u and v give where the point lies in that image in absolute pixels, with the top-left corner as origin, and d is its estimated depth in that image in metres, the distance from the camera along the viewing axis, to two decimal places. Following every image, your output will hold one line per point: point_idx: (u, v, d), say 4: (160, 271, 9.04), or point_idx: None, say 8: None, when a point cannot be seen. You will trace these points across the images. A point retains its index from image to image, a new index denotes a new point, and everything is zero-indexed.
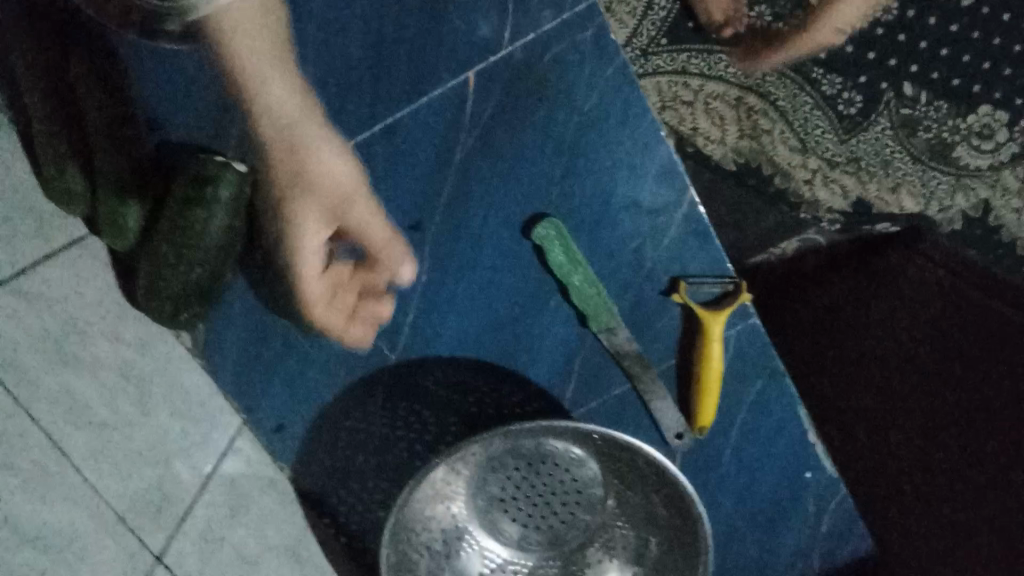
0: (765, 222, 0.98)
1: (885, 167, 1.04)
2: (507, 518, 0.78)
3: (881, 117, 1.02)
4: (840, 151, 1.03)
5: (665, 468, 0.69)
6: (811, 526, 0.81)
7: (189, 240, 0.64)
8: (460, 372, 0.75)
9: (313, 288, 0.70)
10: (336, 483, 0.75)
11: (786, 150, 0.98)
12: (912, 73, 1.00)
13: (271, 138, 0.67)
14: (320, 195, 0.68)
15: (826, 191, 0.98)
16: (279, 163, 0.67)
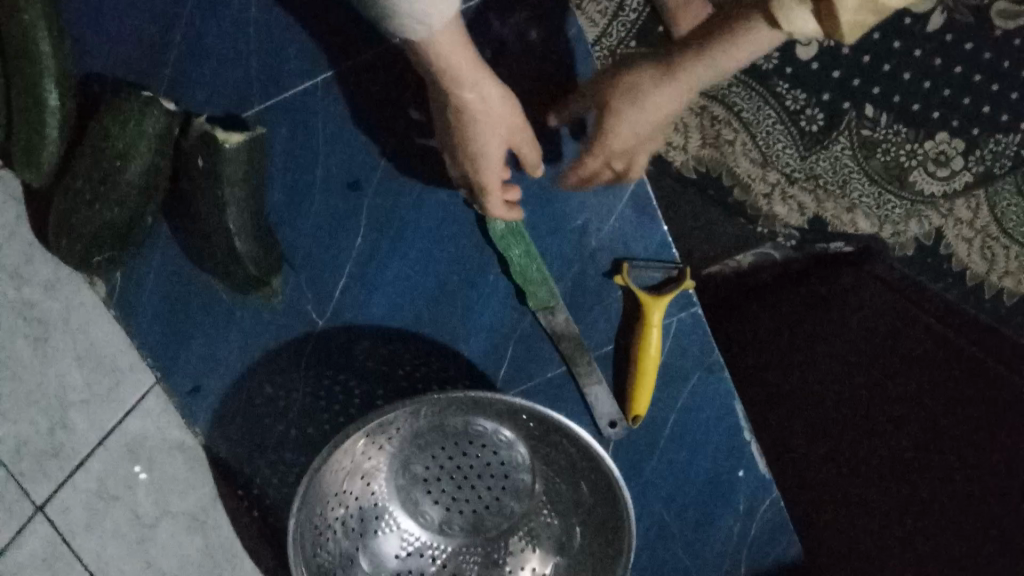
0: (722, 234, 0.97)
1: (843, 186, 0.97)
2: (429, 499, 0.75)
3: (840, 136, 0.95)
4: (798, 166, 0.97)
5: (593, 450, 0.66)
6: (741, 527, 0.79)
7: (107, 178, 0.60)
8: (389, 344, 0.72)
9: (494, 197, 0.65)
10: (252, 451, 0.72)
11: (747, 162, 0.97)
12: (874, 94, 0.94)
13: (468, 99, 0.58)
14: (491, 117, 0.60)
15: (785, 207, 0.98)
16: (467, 108, 0.59)
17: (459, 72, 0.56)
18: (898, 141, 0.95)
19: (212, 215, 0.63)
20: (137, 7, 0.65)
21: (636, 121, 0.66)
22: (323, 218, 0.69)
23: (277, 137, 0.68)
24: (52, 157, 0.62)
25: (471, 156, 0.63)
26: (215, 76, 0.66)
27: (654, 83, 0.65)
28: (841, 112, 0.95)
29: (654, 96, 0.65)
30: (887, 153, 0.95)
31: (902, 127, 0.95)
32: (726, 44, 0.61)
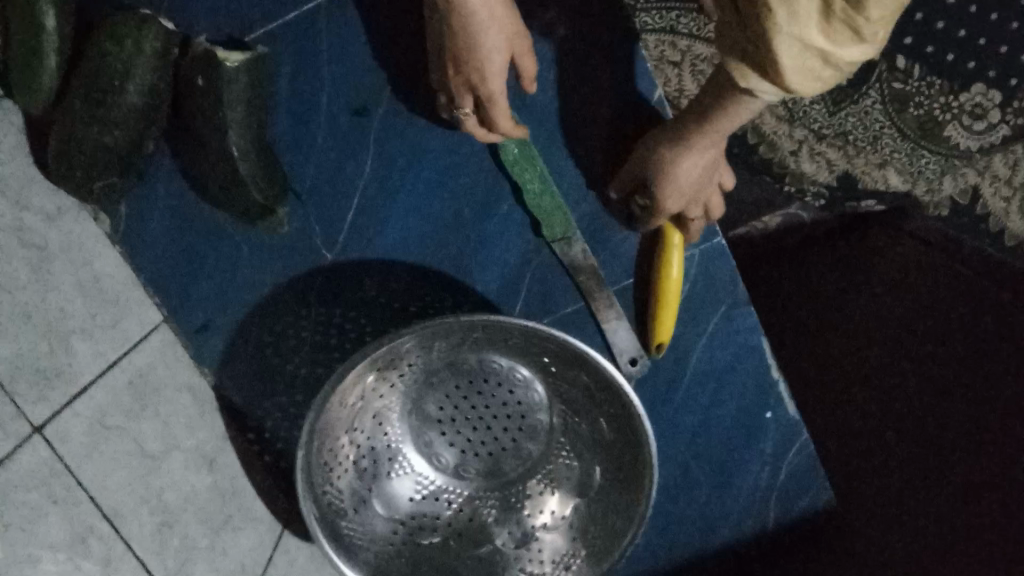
0: (743, 195, 0.96)
1: (873, 142, 0.95)
2: (444, 441, 0.73)
3: (871, 89, 0.94)
4: (826, 123, 0.95)
5: (614, 380, 0.64)
6: (769, 473, 0.76)
7: (106, 99, 0.59)
8: (402, 280, 0.70)
9: (500, 105, 0.62)
10: (264, 391, 0.72)
11: (774, 118, 0.94)
12: (904, 45, 0.93)
13: (475, 3, 0.58)
14: (494, 15, 0.59)
15: (813, 164, 0.96)
16: (469, 13, 0.58)
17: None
18: (931, 94, 0.94)
19: (217, 138, 0.61)
20: None
21: (688, 177, 0.65)
22: (331, 148, 0.67)
23: (280, 62, 0.66)
24: (50, 79, 0.60)
25: (472, 67, 0.61)
26: (215, 2, 0.64)
27: (685, 156, 0.64)
28: (873, 67, 0.93)
29: (686, 164, 0.65)
30: (920, 107, 0.94)
31: (937, 80, 0.94)
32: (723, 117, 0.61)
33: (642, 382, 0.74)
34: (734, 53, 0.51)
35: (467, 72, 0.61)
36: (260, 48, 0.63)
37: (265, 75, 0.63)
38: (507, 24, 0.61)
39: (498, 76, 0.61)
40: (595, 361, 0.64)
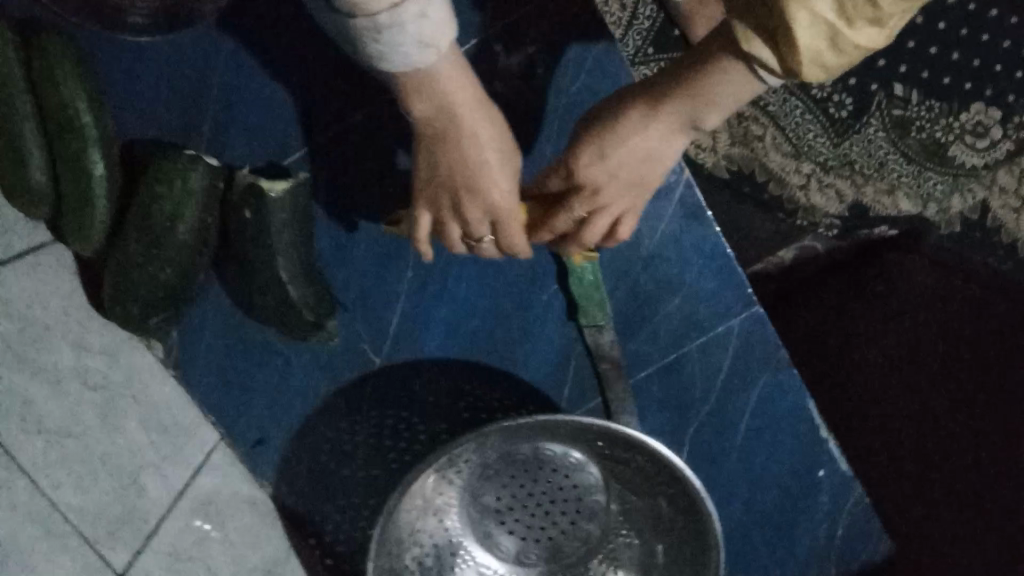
0: (760, 231, 0.94)
1: (879, 170, 0.92)
2: (503, 530, 0.73)
3: (872, 118, 0.90)
4: (832, 154, 0.92)
5: (676, 468, 0.65)
6: (827, 531, 0.76)
7: (160, 239, 0.61)
8: (452, 376, 0.71)
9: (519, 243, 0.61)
10: (321, 498, 0.71)
11: (780, 156, 0.92)
12: (902, 72, 0.89)
13: (476, 122, 0.54)
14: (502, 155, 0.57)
15: (823, 197, 0.93)
16: (468, 148, 0.55)
17: (456, 96, 0.53)
18: (936, 117, 0.90)
19: (263, 265, 0.64)
20: (170, 70, 0.65)
21: (625, 154, 0.57)
22: (373, 255, 0.69)
23: (318, 181, 0.68)
24: (101, 222, 0.61)
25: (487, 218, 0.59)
26: (253, 129, 0.66)
27: (628, 122, 0.56)
28: (872, 96, 0.89)
29: (633, 137, 0.56)
30: (921, 130, 0.91)
31: (941, 102, 0.90)
32: (696, 87, 0.53)
33: (693, 451, 0.74)
34: (744, 21, 0.45)
35: (482, 196, 0.57)
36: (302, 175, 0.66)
37: (308, 201, 0.66)
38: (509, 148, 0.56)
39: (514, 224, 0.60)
40: (655, 450, 0.65)
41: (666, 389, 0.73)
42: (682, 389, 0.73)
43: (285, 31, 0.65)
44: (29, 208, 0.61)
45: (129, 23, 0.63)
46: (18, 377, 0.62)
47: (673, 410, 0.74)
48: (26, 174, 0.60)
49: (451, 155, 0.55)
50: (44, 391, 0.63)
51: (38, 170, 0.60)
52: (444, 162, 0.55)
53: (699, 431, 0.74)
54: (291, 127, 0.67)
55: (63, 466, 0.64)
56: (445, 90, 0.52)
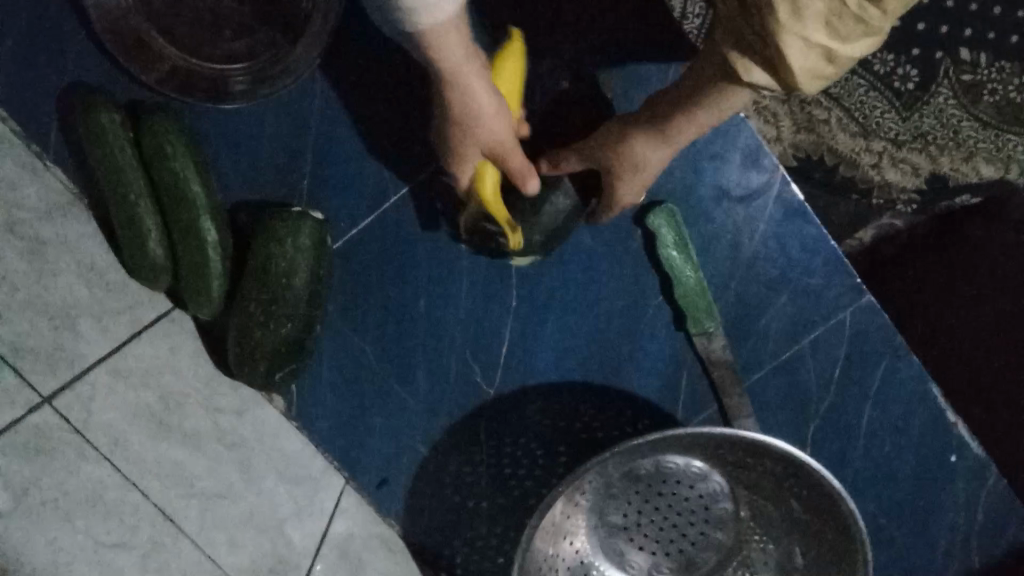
0: (837, 213, 0.91)
1: (954, 137, 0.89)
2: (633, 547, 0.72)
3: (941, 87, 0.87)
4: (903, 128, 0.89)
5: (819, 475, 0.63)
6: (965, 515, 0.73)
7: (277, 295, 0.62)
8: (566, 398, 0.71)
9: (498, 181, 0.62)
10: (448, 533, 0.71)
11: (848, 137, 0.89)
12: (966, 37, 0.86)
13: (475, 92, 0.57)
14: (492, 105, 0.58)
15: (896, 172, 0.90)
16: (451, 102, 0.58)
17: (460, 66, 0.56)
18: (1004, 79, 0.87)
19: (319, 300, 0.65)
20: (265, 130, 0.67)
21: (647, 174, 0.63)
22: (476, 288, 0.70)
23: (415, 220, 0.69)
24: (220, 287, 0.62)
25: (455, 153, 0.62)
26: (349, 180, 0.68)
27: (648, 144, 0.61)
28: (937, 64, 0.86)
29: (650, 160, 0.62)
30: (993, 93, 0.88)
31: (1011, 62, 0.87)
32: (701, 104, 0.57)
33: (818, 448, 0.73)
34: (734, 51, 0.46)
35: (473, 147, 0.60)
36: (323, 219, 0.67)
37: (328, 243, 0.66)
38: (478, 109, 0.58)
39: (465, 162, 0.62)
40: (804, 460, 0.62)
41: (785, 386, 0.72)
42: (800, 386, 0.72)
43: (373, 80, 0.68)
44: (151, 279, 0.63)
45: (230, 94, 0.66)
46: (165, 449, 0.65)
47: (793, 409, 0.72)
48: (144, 249, 0.61)
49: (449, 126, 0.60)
50: (186, 456, 0.66)
51: (155, 244, 0.61)
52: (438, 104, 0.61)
53: (821, 427, 0.72)
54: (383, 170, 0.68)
55: (216, 527, 0.67)
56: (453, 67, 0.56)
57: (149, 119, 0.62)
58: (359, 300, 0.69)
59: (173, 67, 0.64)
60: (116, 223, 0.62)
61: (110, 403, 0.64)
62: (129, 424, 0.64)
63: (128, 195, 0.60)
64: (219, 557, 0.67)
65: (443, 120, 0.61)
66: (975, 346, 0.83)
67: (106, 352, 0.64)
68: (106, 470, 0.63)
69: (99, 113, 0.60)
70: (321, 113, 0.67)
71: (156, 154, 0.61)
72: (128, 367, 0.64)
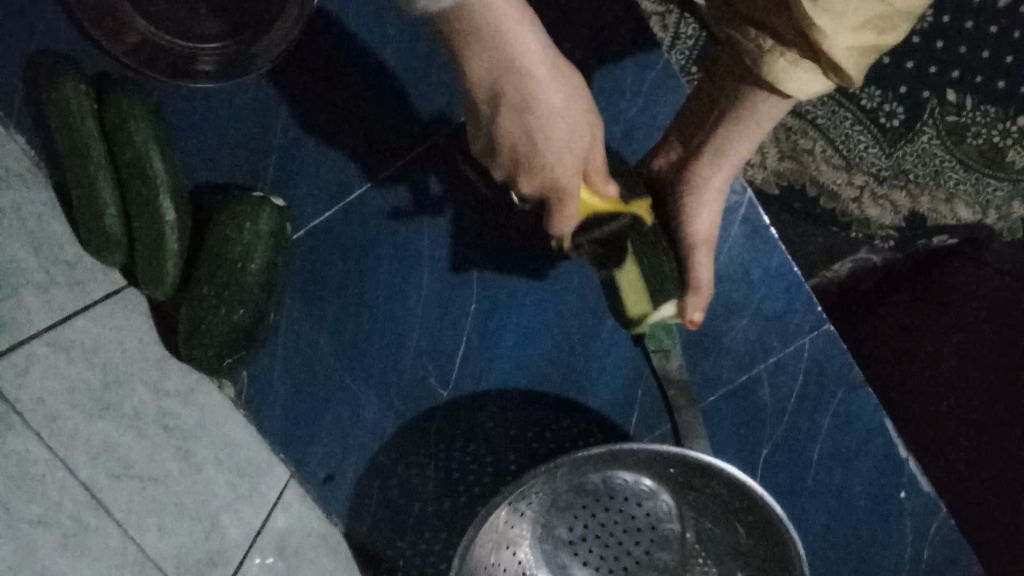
0: (810, 241, 0.91)
1: (935, 177, 0.89)
2: (576, 562, 0.71)
3: (925, 126, 0.87)
4: (885, 164, 0.89)
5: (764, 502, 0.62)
6: (912, 552, 0.73)
7: (231, 280, 0.62)
8: (519, 406, 0.70)
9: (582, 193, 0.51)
10: (392, 533, 0.71)
11: (832, 169, 0.89)
12: (953, 78, 0.86)
13: (551, 100, 0.45)
14: (570, 89, 0.47)
15: (876, 208, 0.90)
16: (523, 107, 0.46)
17: (534, 68, 0.45)
18: (989, 123, 0.88)
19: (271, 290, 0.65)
20: (236, 114, 0.66)
21: (716, 195, 0.64)
22: (438, 289, 0.69)
23: (381, 217, 0.68)
24: (173, 267, 0.61)
25: (537, 180, 0.49)
26: (318, 172, 0.68)
27: (707, 165, 0.63)
28: (923, 103, 0.87)
29: (710, 179, 0.63)
30: (977, 136, 0.88)
31: (995, 107, 0.87)
32: (743, 121, 0.59)
33: (769, 474, 0.72)
34: (776, 45, 0.50)
35: (564, 160, 0.48)
36: (286, 206, 0.66)
37: (287, 230, 0.65)
38: (557, 96, 0.46)
39: (554, 186, 0.49)
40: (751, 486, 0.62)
41: (741, 410, 0.72)
42: (756, 411, 0.72)
43: (348, 73, 0.67)
44: (105, 255, 0.62)
45: (195, 73, 0.65)
46: (103, 426, 0.62)
47: (747, 434, 0.72)
48: (100, 222, 0.60)
49: (521, 146, 0.48)
50: (126, 437, 0.63)
51: (113, 218, 0.60)
52: (493, 135, 0.48)
53: (774, 454, 0.72)
54: (353, 164, 0.68)
55: (150, 513, 0.63)
56: (526, 70, 0.44)
57: (113, 92, 0.61)
58: (318, 291, 0.69)
59: (139, 40, 0.64)
60: (71, 196, 0.61)
61: (46, 375, 0.60)
62: (66, 398, 0.60)
63: (86, 169, 0.59)
64: (149, 548, 0.62)
65: (507, 139, 0.48)
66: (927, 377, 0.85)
67: (53, 323, 0.60)
68: (33, 443, 0.58)
69: (63, 80, 0.60)
70: (294, 103, 0.67)
71: (117, 130, 0.60)
72: (73, 342, 0.61)
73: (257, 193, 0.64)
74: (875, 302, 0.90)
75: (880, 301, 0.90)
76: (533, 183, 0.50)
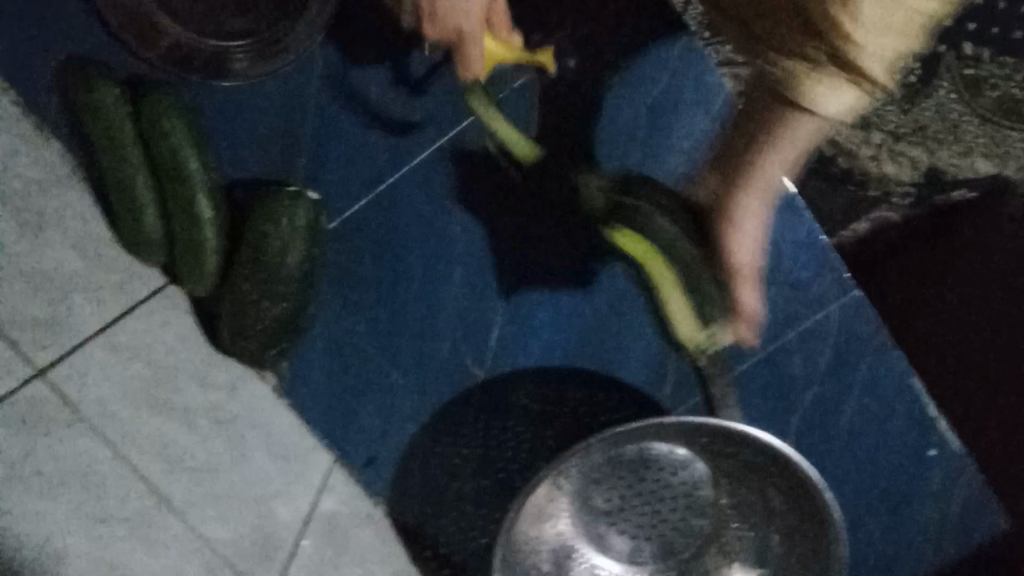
0: (837, 203, 0.88)
1: (953, 132, 0.88)
2: (614, 530, 0.73)
3: (941, 81, 0.87)
4: (902, 121, 0.88)
5: (798, 466, 0.64)
6: (943, 510, 0.75)
7: (270, 274, 0.63)
8: (552, 382, 0.72)
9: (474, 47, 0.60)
10: (435, 512, 0.72)
11: (848, 127, 0.88)
12: (972, 31, 0.85)
13: None
14: None
15: (895, 165, 0.88)
16: None
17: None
18: (1007, 74, 0.86)
19: (305, 282, 0.65)
20: (264, 107, 0.67)
21: (755, 221, 0.61)
22: (469, 272, 0.71)
23: (411, 204, 0.70)
24: (214, 262, 0.63)
25: (432, 20, 0.59)
26: (346, 161, 0.69)
27: (745, 198, 0.60)
28: (940, 57, 0.86)
29: (747, 210, 0.60)
30: (995, 87, 0.87)
31: (1015, 58, 0.85)
32: (779, 146, 0.55)
33: (801, 440, 0.74)
34: (802, 64, 0.49)
35: (457, 9, 0.57)
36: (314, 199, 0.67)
37: (321, 223, 0.67)
38: None
39: (444, 23, 0.59)
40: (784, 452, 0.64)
41: (770, 378, 0.73)
42: (785, 379, 0.73)
43: (372, 63, 0.68)
44: (148, 255, 0.63)
45: (229, 71, 0.66)
46: (159, 423, 0.66)
47: (778, 401, 0.73)
48: (142, 222, 0.61)
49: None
50: (180, 431, 0.66)
51: (152, 218, 0.62)
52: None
53: (804, 420, 0.74)
54: (380, 153, 0.69)
55: (207, 501, 0.67)
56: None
57: (148, 95, 0.62)
58: (352, 279, 0.70)
59: (172, 42, 0.65)
60: (112, 199, 0.62)
61: (104, 376, 0.64)
62: (123, 396, 0.65)
63: (126, 172, 0.60)
64: (207, 532, 0.67)
65: None
66: (936, 337, 0.84)
67: (105, 324, 0.64)
68: (98, 441, 0.64)
69: (96, 90, 0.61)
70: (321, 93, 0.68)
71: (154, 131, 0.60)
72: (124, 342, 0.65)
73: (290, 188, 0.65)
74: (899, 255, 0.87)
75: (903, 252, 0.87)
76: (434, 28, 0.60)
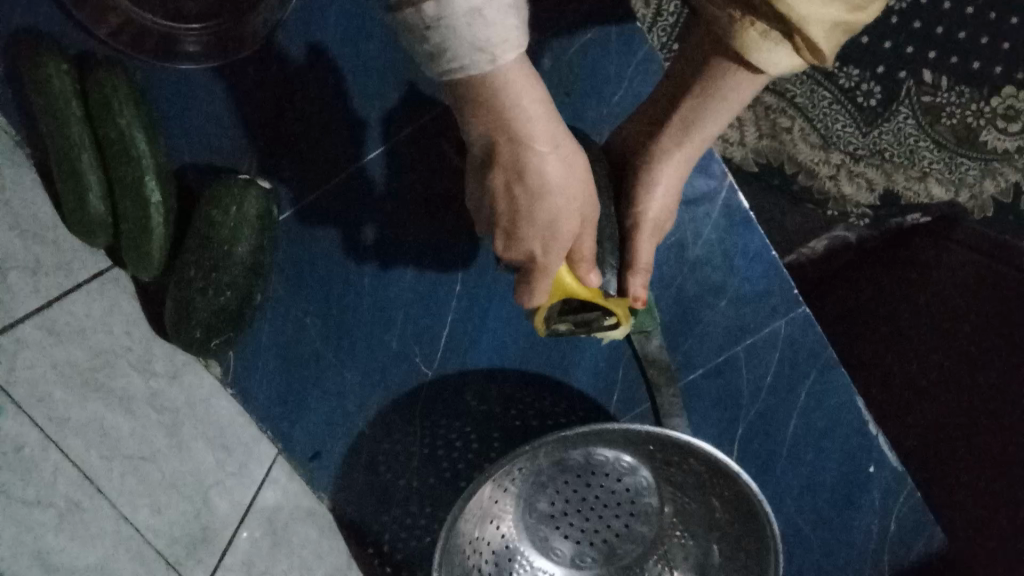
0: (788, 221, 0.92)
1: (910, 156, 0.90)
2: (558, 534, 0.73)
3: (901, 105, 0.88)
4: (862, 143, 0.90)
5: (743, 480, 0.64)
6: (880, 525, 0.76)
7: (220, 262, 0.62)
8: (501, 384, 0.72)
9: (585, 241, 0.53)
10: (378, 509, 0.72)
11: (808, 147, 0.90)
12: (931, 59, 0.87)
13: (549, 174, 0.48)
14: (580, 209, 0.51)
15: (852, 185, 0.91)
16: (523, 178, 0.48)
17: (520, 91, 0.46)
18: (962, 102, 0.89)
19: (253, 270, 0.64)
20: (218, 92, 0.66)
21: (672, 172, 0.60)
22: (423, 270, 0.70)
23: (366, 199, 0.69)
24: (159, 250, 0.62)
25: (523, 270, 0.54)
26: (301, 150, 0.68)
27: (669, 145, 0.59)
28: (899, 82, 0.87)
29: (668, 154, 0.59)
30: (952, 115, 0.89)
31: (968, 87, 0.88)
32: (710, 98, 0.56)
33: (746, 451, 0.75)
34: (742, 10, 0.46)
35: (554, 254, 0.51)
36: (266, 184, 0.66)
37: (272, 212, 0.65)
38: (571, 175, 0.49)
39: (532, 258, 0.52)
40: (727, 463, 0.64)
41: (719, 388, 0.74)
42: (731, 390, 0.74)
43: (332, 55, 0.67)
44: (89, 235, 0.61)
45: (184, 54, 0.65)
46: (92, 407, 0.62)
47: (724, 413, 0.74)
48: (87, 206, 0.59)
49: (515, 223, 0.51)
50: (115, 416, 0.63)
51: (97, 198, 0.59)
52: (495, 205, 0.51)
53: (750, 430, 0.74)
54: (337, 146, 0.68)
55: (139, 491, 0.63)
56: (514, 94, 0.45)
57: (97, 72, 0.60)
58: (304, 272, 0.69)
59: (125, 21, 0.64)
60: (57, 178, 0.60)
61: (38, 357, 0.59)
62: (57, 378, 0.60)
63: (71, 149, 0.58)
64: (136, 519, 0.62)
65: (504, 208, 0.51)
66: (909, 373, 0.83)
67: (40, 305, 0.60)
68: (28, 425, 0.57)
69: (44, 62, 0.59)
70: (281, 84, 0.67)
71: (110, 111, 0.59)
72: (59, 323, 0.61)
73: (241, 177, 0.64)
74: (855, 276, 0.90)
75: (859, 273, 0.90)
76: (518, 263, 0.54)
